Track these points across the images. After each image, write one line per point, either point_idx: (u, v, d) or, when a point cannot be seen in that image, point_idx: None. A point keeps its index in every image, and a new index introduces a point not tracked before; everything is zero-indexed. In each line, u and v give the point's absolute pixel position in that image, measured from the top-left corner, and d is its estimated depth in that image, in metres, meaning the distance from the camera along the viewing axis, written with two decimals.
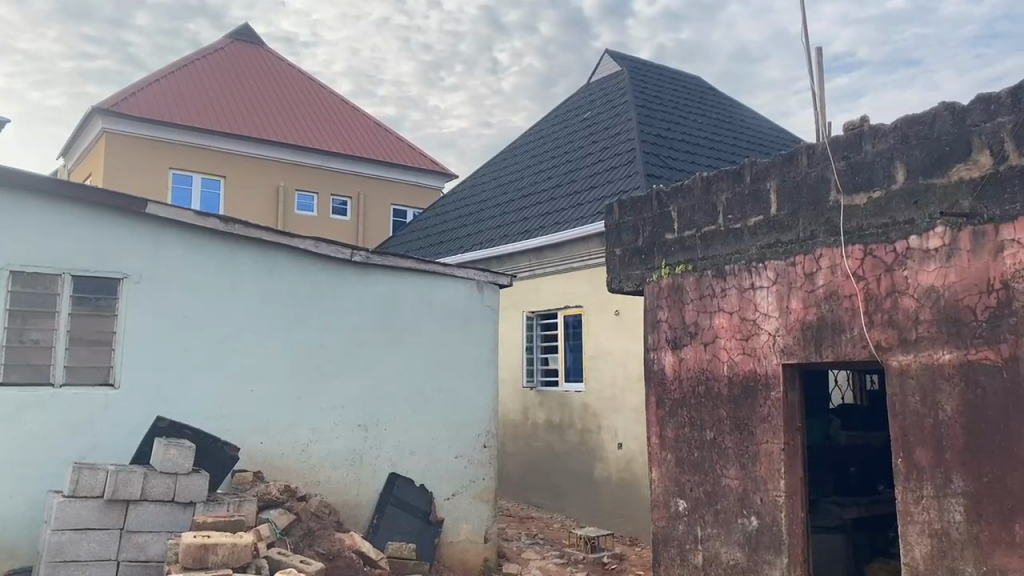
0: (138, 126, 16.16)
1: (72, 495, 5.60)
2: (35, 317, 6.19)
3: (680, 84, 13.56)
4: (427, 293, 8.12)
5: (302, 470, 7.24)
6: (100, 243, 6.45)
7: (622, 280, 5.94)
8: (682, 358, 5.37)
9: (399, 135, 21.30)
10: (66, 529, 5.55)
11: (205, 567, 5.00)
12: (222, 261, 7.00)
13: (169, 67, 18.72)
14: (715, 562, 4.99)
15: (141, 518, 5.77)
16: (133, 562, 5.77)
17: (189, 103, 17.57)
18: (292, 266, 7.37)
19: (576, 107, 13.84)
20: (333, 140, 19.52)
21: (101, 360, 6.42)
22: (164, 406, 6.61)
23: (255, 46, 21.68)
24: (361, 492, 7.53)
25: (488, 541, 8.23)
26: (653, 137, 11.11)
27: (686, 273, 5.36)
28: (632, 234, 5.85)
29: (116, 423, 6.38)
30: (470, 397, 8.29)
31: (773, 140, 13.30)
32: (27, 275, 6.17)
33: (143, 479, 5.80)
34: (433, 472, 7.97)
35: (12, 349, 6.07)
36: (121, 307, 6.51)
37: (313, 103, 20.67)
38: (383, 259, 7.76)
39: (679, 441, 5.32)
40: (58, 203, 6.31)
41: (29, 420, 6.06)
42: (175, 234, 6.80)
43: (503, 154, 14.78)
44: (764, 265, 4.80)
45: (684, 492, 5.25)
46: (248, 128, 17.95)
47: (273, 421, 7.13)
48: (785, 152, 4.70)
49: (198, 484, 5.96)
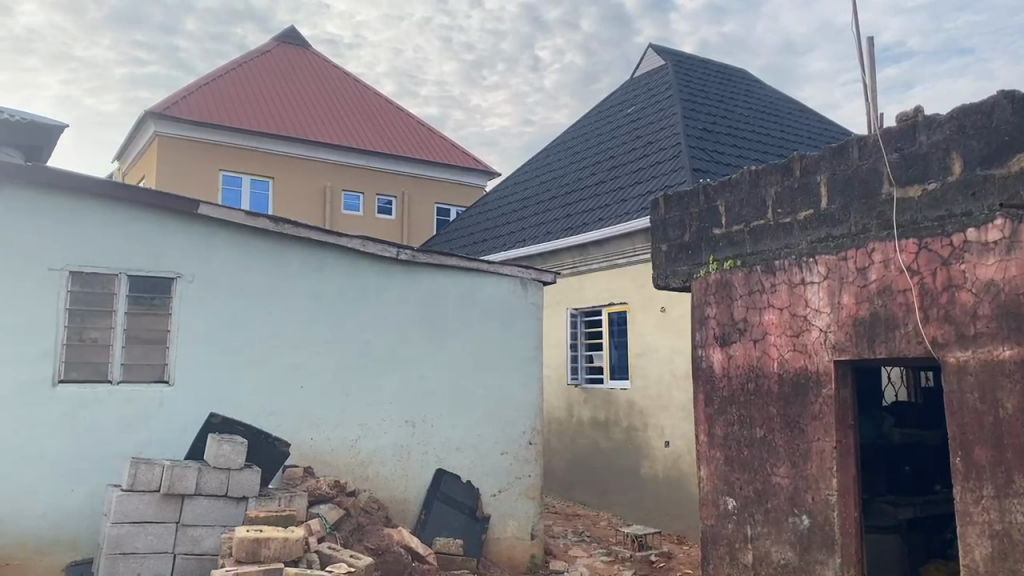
0: (188, 130, 16.55)
1: (130, 490, 5.75)
2: (92, 316, 6.37)
3: (726, 78, 13.39)
4: (471, 291, 8.14)
5: (351, 465, 7.33)
6: (153, 243, 6.61)
7: (668, 277, 5.87)
8: (731, 355, 5.30)
9: (442, 134, 21.39)
10: (125, 522, 5.69)
11: (258, 561, 5.10)
12: (271, 260, 7.13)
13: (217, 71, 19.10)
14: (765, 561, 4.92)
15: (195, 511, 5.90)
16: (188, 555, 5.89)
17: (238, 106, 17.91)
18: (338, 264, 7.46)
19: (620, 102, 13.76)
20: (377, 140, 19.69)
21: (156, 358, 6.58)
22: (216, 402, 6.76)
23: (300, 48, 22.04)
24: (408, 487, 7.59)
25: (535, 538, 8.23)
26: (698, 131, 10.99)
27: (734, 268, 5.29)
28: (678, 230, 5.79)
29: (171, 420, 6.55)
30: (516, 394, 8.30)
31: (822, 133, 13.05)
32: (85, 275, 6.36)
33: (197, 474, 5.93)
34: (479, 469, 8.00)
35: (71, 348, 6.27)
36: (175, 305, 6.66)
37: (357, 103, 20.90)
38: (428, 257, 7.81)
39: (727, 439, 5.25)
40: (113, 204, 6.48)
41: (89, 416, 6.25)
42: (226, 233, 6.93)
43: (546, 151, 14.76)
44: (814, 260, 4.72)
45: (733, 490, 5.19)
46: (295, 129, 18.23)
47: (322, 417, 7.24)
48: (835, 144, 4.60)
49: (250, 479, 6.08)
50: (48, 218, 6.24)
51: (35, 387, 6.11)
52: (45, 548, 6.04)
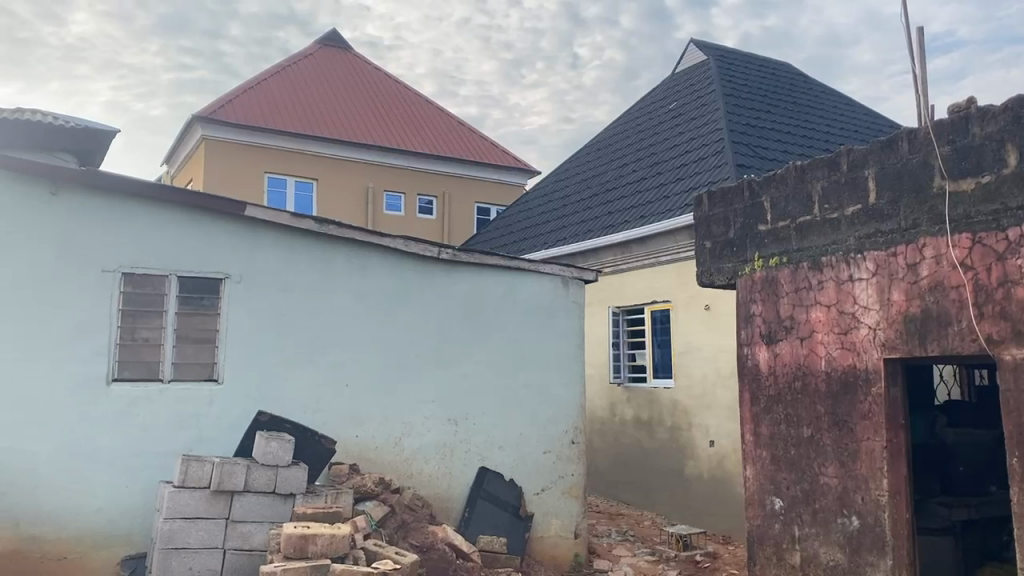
0: (234, 133, 16.86)
1: (182, 486, 5.88)
2: (144, 316, 6.53)
3: (769, 72, 13.20)
4: (513, 290, 8.15)
5: (395, 463, 7.40)
6: (201, 245, 6.74)
7: (712, 274, 5.81)
8: (777, 353, 5.22)
9: (482, 134, 21.45)
10: (177, 518, 5.82)
11: (305, 557, 5.18)
12: (316, 260, 7.22)
13: (262, 74, 19.42)
14: (814, 562, 4.84)
15: (244, 508, 6.02)
16: (238, 551, 6.01)
17: (281, 109, 18.17)
18: (381, 264, 7.53)
19: (661, 99, 13.65)
20: (418, 140, 19.82)
21: (205, 357, 6.72)
22: (264, 400, 6.88)
23: (342, 51, 22.30)
24: (452, 485, 7.64)
25: (578, 537, 8.21)
26: (742, 126, 10.85)
27: (780, 265, 5.22)
28: (722, 226, 5.72)
29: (221, 418, 6.68)
30: (557, 393, 8.29)
31: (868, 126, 12.79)
32: (136, 276, 6.52)
33: (246, 471, 6.04)
34: (522, 467, 8.01)
35: (124, 347, 6.44)
36: (224, 305, 6.79)
37: (398, 105, 21.07)
38: (470, 257, 7.84)
39: (774, 438, 5.18)
40: (164, 206, 6.63)
41: (141, 414, 6.40)
42: (272, 234, 7.04)
43: (587, 148, 14.71)
44: (863, 256, 4.63)
45: (780, 490, 5.12)
46: (337, 131, 18.46)
47: (367, 415, 7.32)
48: (884, 138, 4.50)
49: (297, 476, 6.17)
50: (102, 220, 6.41)
51: (91, 386, 6.28)
52: (101, 542, 6.21)
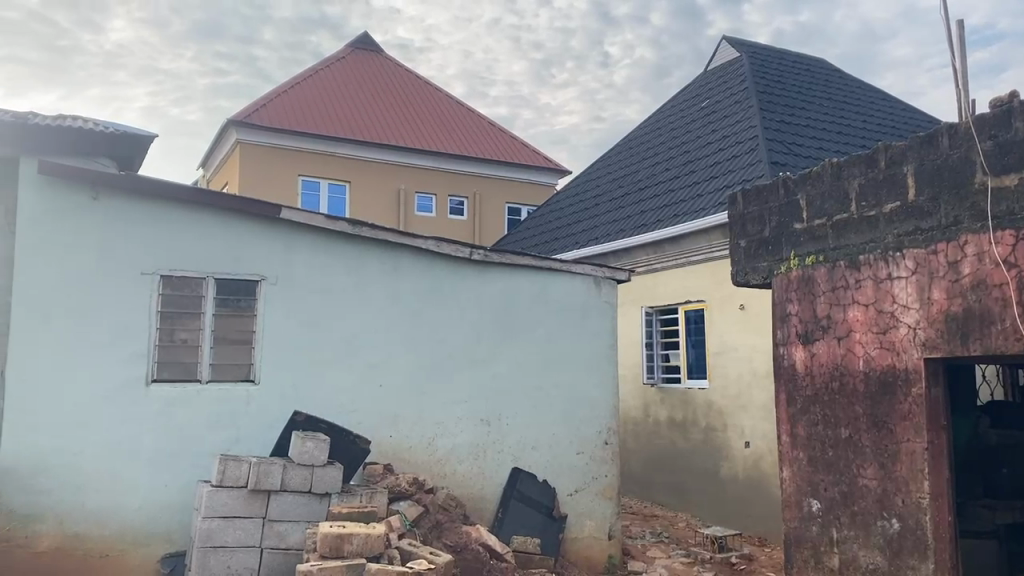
0: (268, 137, 17.09)
1: (219, 485, 5.96)
2: (182, 318, 6.63)
3: (804, 68, 13.03)
4: (545, 290, 8.14)
5: (429, 462, 7.43)
6: (238, 248, 6.83)
7: (747, 273, 5.75)
8: (814, 353, 5.14)
9: (513, 134, 21.45)
10: (215, 517, 5.90)
11: (341, 556, 5.22)
12: (350, 262, 7.28)
13: (295, 78, 19.63)
14: (853, 565, 4.77)
15: (281, 507, 6.08)
16: (275, 550, 6.08)
17: (314, 112, 18.35)
18: (414, 265, 7.57)
19: (693, 96, 13.54)
20: (450, 142, 19.89)
21: (242, 358, 6.81)
22: (299, 400, 6.95)
23: (373, 54, 22.47)
24: (485, 485, 7.65)
25: (612, 538, 8.18)
26: (776, 123, 10.72)
27: (816, 264, 5.14)
28: (757, 225, 5.66)
29: (258, 418, 6.76)
30: (591, 393, 8.26)
31: (906, 121, 12.57)
32: (174, 279, 6.63)
33: (282, 470, 6.11)
34: (555, 468, 8.00)
35: (163, 348, 6.55)
36: (260, 306, 6.88)
37: (430, 106, 21.16)
38: (502, 257, 7.85)
39: (812, 440, 5.10)
40: (203, 209, 6.73)
41: (180, 414, 6.51)
42: (306, 236, 7.10)
43: (618, 148, 14.64)
44: (902, 254, 4.55)
45: (818, 492, 5.05)
46: (369, 133, 18.60)
47: (401, 415, 7.36)
48: (923, 134, 4.42)
49: (332, 476, 6.22)
50: (141, 224, 6.53)
51: (131, 386, 6.39)
52: (141, 540, 6.32)
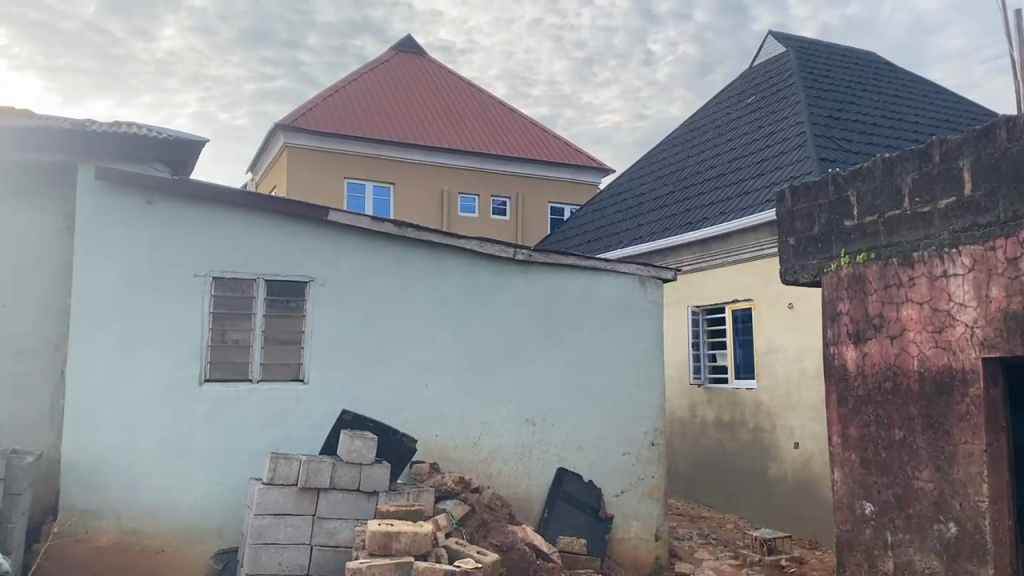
0: (313, 140, 17.38)
1: (270, 483, 6.06)
2: (233, 318, 6.77)
3: (853, 62, 12.77)
4: (590, 290, 8.12)
5: (475, 462, 7.47)
6: (286, 250, 6.95)
7: (796, 272, 5.66)
8: (866, 352, 5.04)
9: (556, 134, 21.42)
10: (266, 514, 6.01)
11: (390, 554, 5.28)
12: (395, 262, 7.35)
13: (341, 82, 19.89)
14: (908, 570, 4.66)
15: (330, 504, 6.17)
16: (325, 547, 6.16)
17: (358, 115, 18.57)
18: (459, 266, 7.61)
19: (739, 93, 13.37)
20: (492, 142, 19.94)
21: (291, 358, 6.93)
22: (347, 400, 7.04)
23: (417, 56, 22.65)
24: (531, 485, 7.66)
25: (659, 539, 8.13)
26: (824, 119, 10.53)
27: (868, 262, 5.04)
28: (806, 222, 5.56)
29: (307, 417, 6.87)
30: (637, 393, 8.21)
31: (961, 114, 12.23)
32: (226, 281, 6.77)
33: (332, 469, 6.19)
34: (601, 468, 7.97)
35: (215, 348, 6.70)
36: (308, 307, 6.98)
37: (473, 108, 21.24)
38: (546, 257, 7.84)
39: (864, 441, 5.00)
40: (253, 213, 6.86)
41: (232, 413, 6.64)
42: (353, 238, 7.19)
43: (662, 146, 14.52)
44: (957, 251, 4.43)
45: (871, 494, 4.94)
46: (413, 135, 18.74)
47: (447, 414, 7.41)
48: (979, 127, 4.29)
49: (380, 475, 6.29)
50: (193, 227, 6.68)
51: (185, 386, 6.54)
52: (195, 535, 6.47)
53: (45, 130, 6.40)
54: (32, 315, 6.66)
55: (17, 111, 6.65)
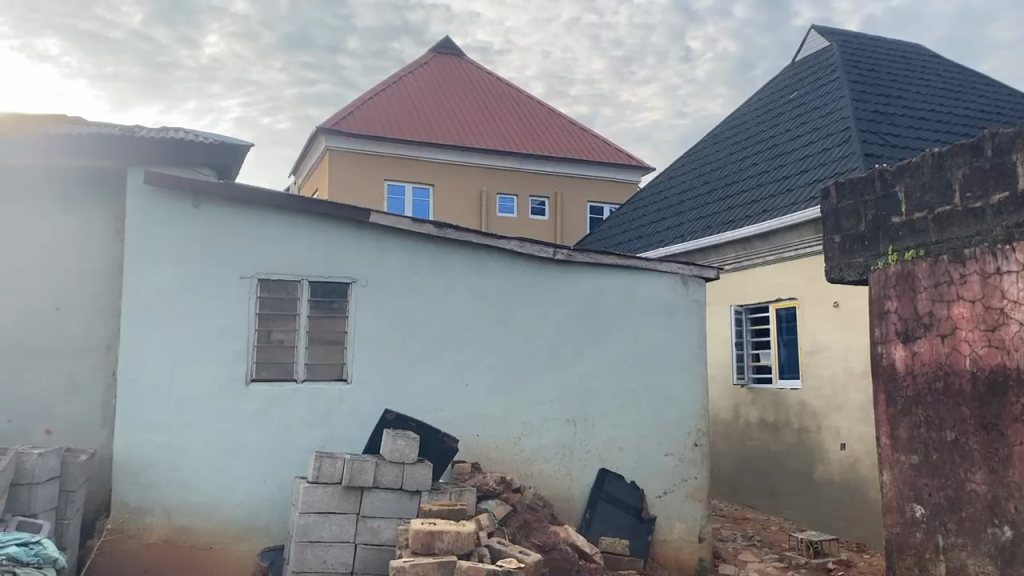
0: (354, 143, 17.60)
1: (316, 482, 6.14)
2: (278, 319, 6.88)
3: (899, 55, 12.51)
4: (632, 290, 8.07)
5: (516, 462, 7.48)
6: (329, 251, 7.03)
7: (842, 270, 5.56)
8: (916, 352, 4.93)
9: (595, 133, 21.34)
10: (312, 512, 6.09)
11: (433, 553, 5.31)
12: (437, 263, 7.39)
13: (381, 85, 20.09)
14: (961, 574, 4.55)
15: (374, 503, 6.23)
16: (369, 545, 6.23)
17: (398, 117, 18.74)
18: (500, 266, 7.63)
19: (781, 88, 13.18)
20: (531, 142, 19.94)
21: (335, 358, 7.01)
22: (390, 400, 7.10)
23: (455, 58, 22.77)
24: (573, 485, 7.64)
25: (703, 540, 8.05)
26: (870, 113, 10.33)
27: (917, 259, 4.93)
28: (852, 219, 5.46)
29: (350, 417, 6.94)
30: (679, 394, 8.14)
31: (1013, 107, 11.90)
32: (271, 282, 6.88)
33: (375, 467, 6.25)
34: (644, 469, 7.92)
35: (261, 349, 6.81)
36: (351, 308, 7.06)
37: (511, 108, 21.27)
38: (586, 257, 7.82)
39: (914, 442, 4.90)
40: (297, 215, 6.96)
41: (278, 413, 6.74)
42: (395, 239, 7.25)
43: (703, 143, 14.39)
44: (1011, 247, 4.31)
45: (922, 496, 4.84)
46: (452, 136, 18.84)
47: (488, 414, 7.43)
48: None
49: (423, 474, 6.33)
50: (239, 230, 6.80)
51: (231, 386, 6.66)
52: (243, 533, 6.59)
53: (99, 137, 6.61)
54: (85, 317, 6.84)
55: (70, 118, 6.88)
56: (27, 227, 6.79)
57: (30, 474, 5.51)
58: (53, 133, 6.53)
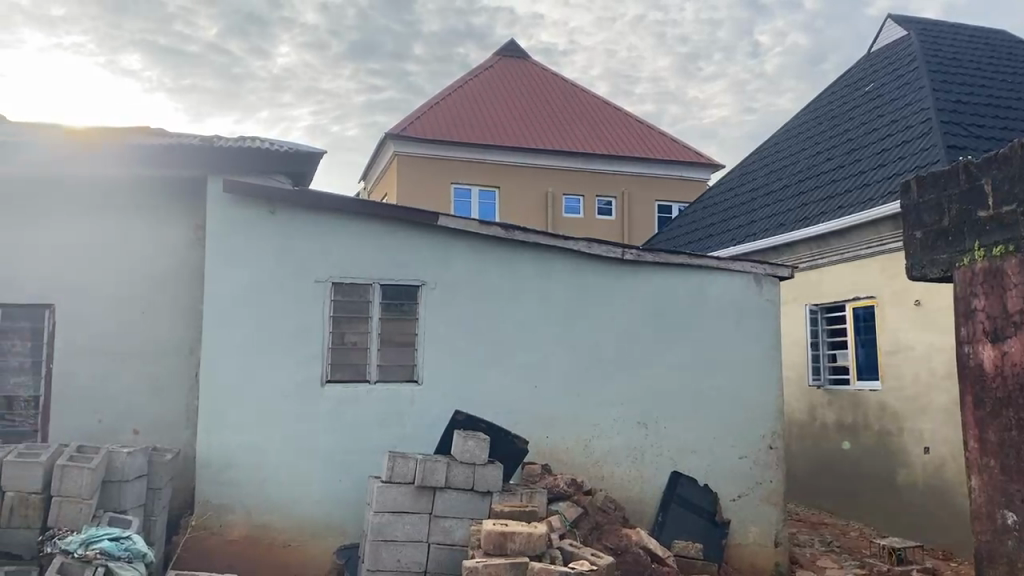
0: (420, 147, 17.86)
1: (389, 482, 6.25)
2: (351, 322, 7.02)
3: (982, 41, 11.99)
4: (703, 290, 7.94)
5: (587, 464, 7.45)
6: (399, 255, 7.14)
7: (926, 266, 5.36)
8: (1006, 352, 4.67)
9: (662, 131, 21.10)
10: (385, 512, 6.19)
11: (505, 554, 5.33)
12: (505, 266, 7.42)
13: (447, 89, 20.30)
14: None
15: (445, 503, 6.28)
16: (441, 545, 6.28)
17: (464, 121, 18.91)
18: (568, 267, 7.61)
19: (856, 80, 12.79)
20: (598, 142, 19.84)
21: (406, 360, 7.11)
22: (460, 401, 7.16)
23: (520, 60, 22.84)
24: (644, 488, 7.56)
25: (779, 545, 7.87)
26: (951, 103, 9.94)
27: (1004, 255, 4.65)
28: (935, 214, 5.26)
29: (421, 418, 7.03)
30: (753, 396, 7.98)
31: None
32: (343, 285, 7.02)
33: (447, 468, 6.31)
34: (717, 472, 7.79)
35: (335, 351, 6.96)
36: (421, 310, 7.15)
37: (577, 108, 21.21)
38: (655, 257, 7.73)
39: (1004, 446, 4.67)
40: (367, 220, 7.09)
41: (351, 413, 6.88)
42: (463, 242, 7.31)
43: (774, 139, 14.07)
44: None
45: (1013, 503, 4.62)
46: (518, 138, 18.90)
47: (558, 416, 7.43)
48: None
49: (493, 475, 6.36)
50: (312, 235, 6.96)
51: (307, 387, 6.82)
52: (319, 532, 6.74)
53: (177, 148, 6.87)
54: (168, 322, 7.12)
55: (150, 130, 7.16)
56: (112, 237, 7.09)
57: (120, 472, 5.75)
58: (134, 144, 6.82)
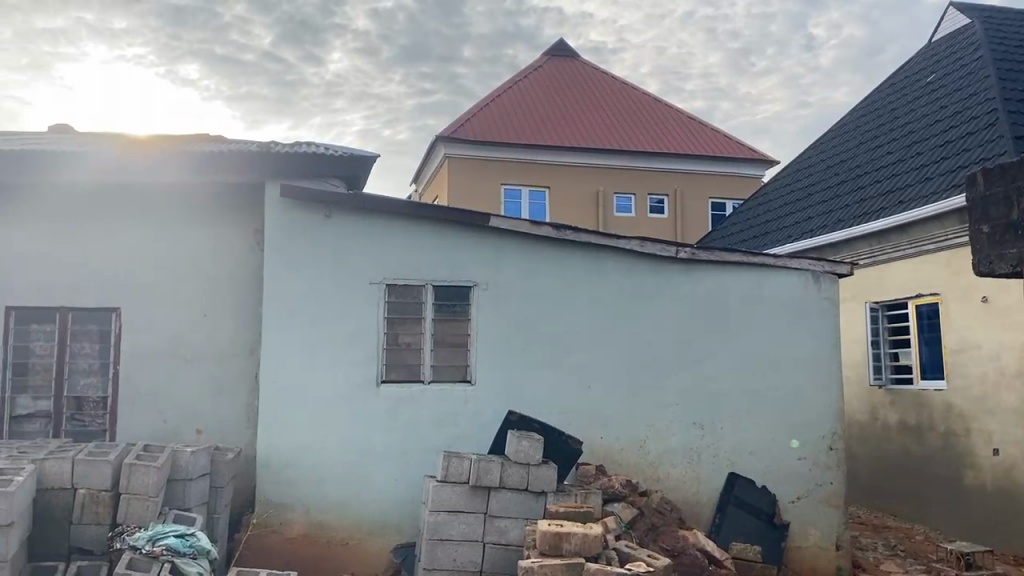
0: (471, 149, 17.96)
1: (444, 481, 6.29)
2: (405, 323, 7.10)
3: None
4: (758, 288, 7.81)
5: (641, 464, 7.40)
6: (452, 256, 7.19)
7: (995, 262, 4.99)
8: None
9: (715, 128, 20.81)
10: (441, 511, 6.24)
11: (560, 555, 5.31)
12: (556, 266, 7.41)
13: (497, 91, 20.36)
14: None
15: (500, 502, 6.30)
16: (496, 545, 6.31)
17: (514, 122, 18.94)
18: (620, 267, 7.56)
19: (917, 71, 12.43)
20: (649, 141, 19.67)
21: (459, 360, 7.16)
22: (513, 401, 7.18)
23: (569, 59, 22.79)
24: (700, 489, 7.47)
25: (840, 548, 7.70)
26: (1019, 92, 9.58)
27: None
28: (1003, 207, 4.95)
29: (475, 418, 7.06)
30: (812, 395, 7.81)
31: None
32: (397, 287, 7.10)
33: (501, 468, 6.32)
34: (776, 473, 7.65)
35: (389, 351, 7.04)
36: (474, 311, 7.19)
37: (628, 107, 21.06)
38: (710, 255, 7.63)
39: None
40: (419, 222, 7.15)
41: (406, 413, 6.95)
42: (514, 242, 7.32)
43: (831, 133, 13.76)
44: None
45: None
46: (568, 138, 18.85)
47: (612, 417, 7.38)
48: None
49: (548, 475, 6.35)
50: (365, 238, 7.05)
51: (362, 388, 6.92)
52: (376, 531, 6.83)
53: (235, 154, 7.03)
54: (228, 325, 7.29)
55: (210, 137, 7.35)
56: (175, 243, 7.29)
57: (184, 470, 5.93)
58: (195, 152, 7.00)
